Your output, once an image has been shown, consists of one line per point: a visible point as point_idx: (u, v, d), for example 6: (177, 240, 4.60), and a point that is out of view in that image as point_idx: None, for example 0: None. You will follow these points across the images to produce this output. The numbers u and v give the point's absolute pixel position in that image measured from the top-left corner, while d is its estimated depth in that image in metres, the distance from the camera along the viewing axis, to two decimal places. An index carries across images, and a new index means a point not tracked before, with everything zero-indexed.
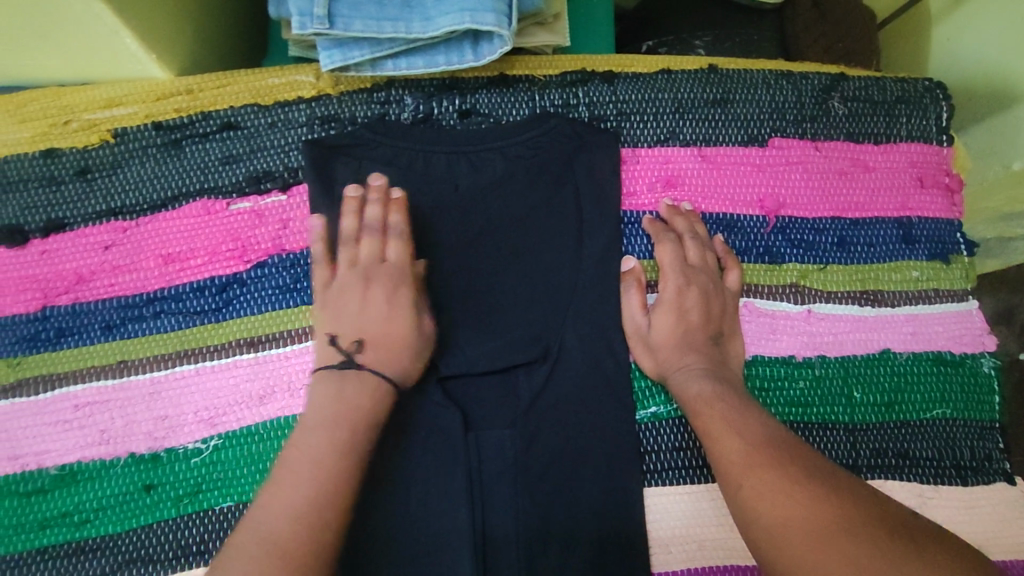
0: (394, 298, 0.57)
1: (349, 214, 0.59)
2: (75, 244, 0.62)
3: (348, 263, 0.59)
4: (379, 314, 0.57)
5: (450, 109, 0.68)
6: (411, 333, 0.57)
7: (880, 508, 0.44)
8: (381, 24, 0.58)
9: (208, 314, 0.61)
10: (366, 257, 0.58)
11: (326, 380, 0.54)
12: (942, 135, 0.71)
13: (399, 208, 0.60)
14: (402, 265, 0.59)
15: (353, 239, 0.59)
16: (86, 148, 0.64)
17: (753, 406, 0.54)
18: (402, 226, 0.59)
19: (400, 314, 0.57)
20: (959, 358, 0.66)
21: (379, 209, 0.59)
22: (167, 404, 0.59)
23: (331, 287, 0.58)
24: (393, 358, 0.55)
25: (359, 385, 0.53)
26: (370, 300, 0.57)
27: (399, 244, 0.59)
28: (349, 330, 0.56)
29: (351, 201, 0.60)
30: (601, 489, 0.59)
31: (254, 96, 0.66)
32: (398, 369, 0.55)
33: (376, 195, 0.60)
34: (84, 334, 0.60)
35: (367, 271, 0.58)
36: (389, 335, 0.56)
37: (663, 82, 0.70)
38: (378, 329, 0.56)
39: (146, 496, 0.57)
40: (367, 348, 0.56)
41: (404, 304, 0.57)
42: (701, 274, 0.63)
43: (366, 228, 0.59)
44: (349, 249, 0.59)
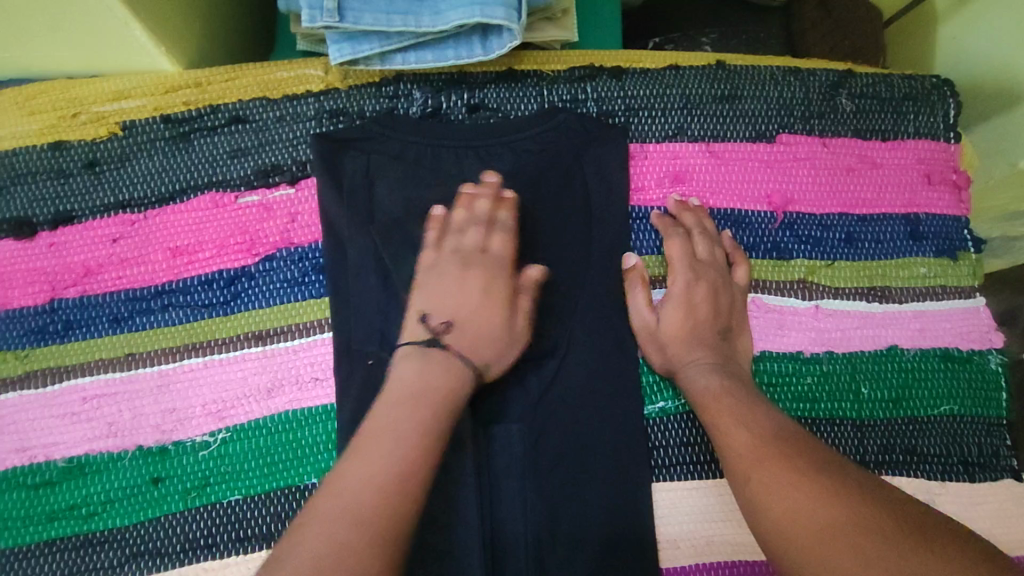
0: (491, 289, 0.58)
1: (462, 206, 0.60)
2: (83, 237, 0.62)
3: (451, 250, 0.59)
4: (473, 301, 0.57)
5: (458, 103, 0.68)
6: (503, 326, 0.57)
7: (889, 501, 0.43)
8: (391, 18, 0.58)
9: (216, 308, 0.61)
10: (469, 246, 0.59)
11: (415, 355, 0.53)
12: (949, 132, 0.71)
13: (509, 207, 0.61)
14: (502, 259, 0.60)
15: (459, 229, 0.60)
16: (95, 141, 0.64)
17: (762, 401, 0.54)
18: (509, 223, 0.61)
19: (495, 306, 0.57)
20: (967, 355, 0.66)
21: (489, 203, 0.60)
22: (175, 397, 0.59)
23: (428, 269, 0.58)
24: (483, 346, 0.56)
25: (448, 362, 0.53)
26: (467, 286, 0.57)
27: (503, 238, 0.60)
28: (443, 310, 0.56)
29: (464, 195, 0.61)
30: (609, 484, 0.59)
31: (263, 90, 0.66)
32: (487, 355, 0.56)
33: (488, 190, 0.61)
34: (92, 327, 0.60)
35: (469, 258, 0.59)
36: (481, 323, 0.56)
37: (671, 78, 0.70)
38: (472, 316, 0.56)
39: (154, 489, 0.57)
40: (456, 330, 0.55)
41: (500, 296, 0.58)
42: (710, 269, 0.63)
43: (477, 220, 0.60)
44: (454, 238, 0.60)
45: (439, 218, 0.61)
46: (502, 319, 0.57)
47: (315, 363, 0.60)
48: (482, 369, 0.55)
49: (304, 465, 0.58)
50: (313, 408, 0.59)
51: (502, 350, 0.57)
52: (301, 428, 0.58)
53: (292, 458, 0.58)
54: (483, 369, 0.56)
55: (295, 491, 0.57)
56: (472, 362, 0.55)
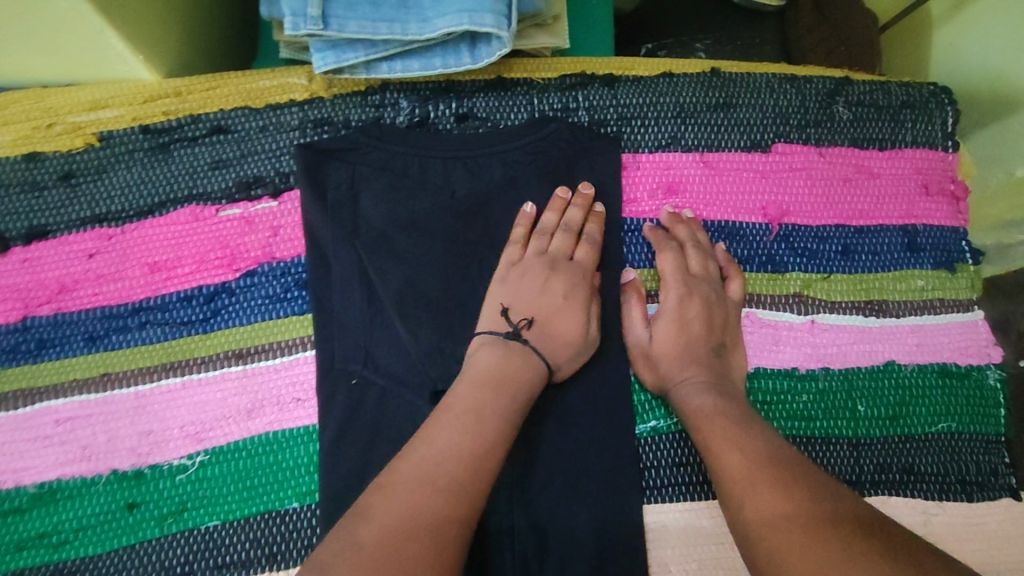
0: (574, 294, 0.59)
1: (553, 210, 0.62)
2: (58, 252, 0.60)
3: (538, 252, 0.61)
4: (555, 304, 0.58)
5: (447, 112, 0.66)
6: (580, 331, 0.58)
7: (889, 531, 0.42)
8: (377, 25, 0.56)
9: (196, 326, 0.59)
10: (557, 250, 0.61)
11: (493, 344, 0.54)
12: (948, 141, 0.70)
13: (597, 218, 0.63)
14: (585, 268, 0.61)
15: (548, 232, 0.61)
16: (71, 152, 0.62)
17: (757, 422, 0.53)
18: (595, 235, 0.62)
19: (575, 310, 0.58)
20: (965, 370, 0.65)
21: (578, 213, 0.62)
22: (152, 419, 0.57)
23: (513, 267, 0.60)
24: (559, 347, 0.57)
25: (526, 359, 0.54)
26: (552, 287, 0.59)
27: (589, 250, 0.62)
28: (522, 307, 0.57)
29: (555, 199, 0.62)
30: (601, 507, 0.58)
31: (245, 99, 0.64)
32: (562, 356, 0.57)
33: (578, 199, 0.63)
34: (67, 346, 0.58)
35: (555, 263, 0.60)
36: (562, 327, 0.57)
37: (664, 86, 0.68)
38: (553, 318, 0.58)
39: (129, 515, 0.55)
40: (535, 328, 0.57)
41: (581, 302, 0.59)
42: (703, 283, 0.61)
43: (566, 227, 0.62)
44: (541, 239, 0.61)
45: (526, 216, 0.62)
46: (580, 327, 0.58)
47: (297, 383, 0.59)
48: (553, 369, 0.57)
49: (284, 488, 0.56)
50: (295, 430, 0.58)
51: (574, 355, 0.58)
52: (282, 450, 0.57)
53: (272, 481, 0.57)
54: (555, 369, 0.57)
55: (275, 516, 0.56)
56: (547, 359, 0.56)
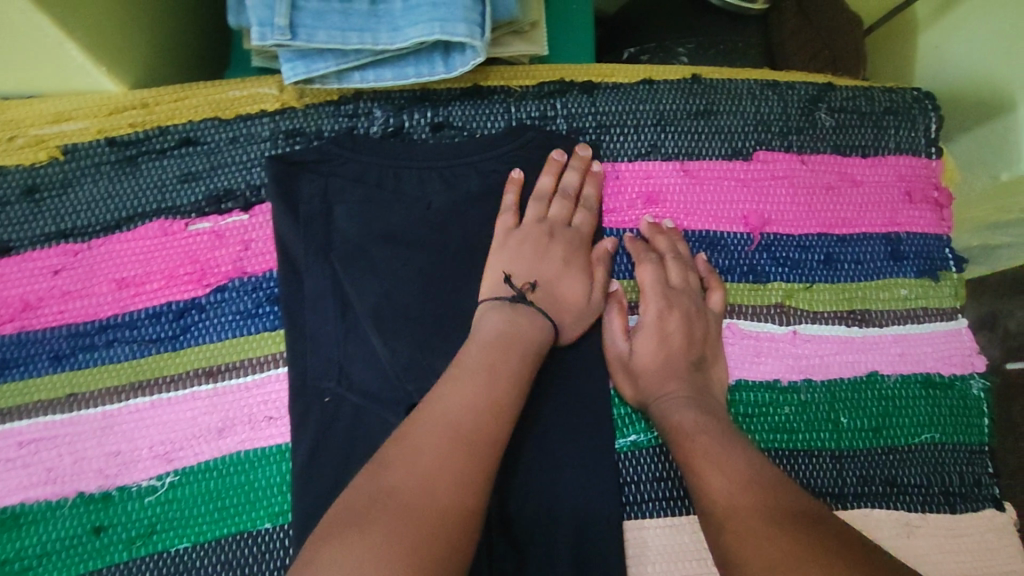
0: (573, 259, 0.60)
1: (550, 174, 0.63)
2: (22, 269, 0.59)
3: (536, 217, 0.61)
4: (556, 268, 0.59)
5: (422, 122, 0.65)
6: (582, 294, 0.59)
7: (869, 553, 0.41)
8: (347, 35, 0.55)
9: (164, 343, 0.58)
10: (556, 216, 0.61)
11: (499, 307, 0.55)
12: (931, 147, 0.69)
13: (594, 182, 0.64)
14: (584, 234, 0.62)
15: (545, 198, 0.62)
16: (34, 166, 0.60)
17: (737, 439, 0.52)
18: (592, 201, 0.63)
19: (576, 275, 0.59)
20: (948, 380, 0.64)
21: (577, 177, 0.63)
22: (119, 439, 0.56)
23: (511, 233, 0.60)
24: (562, 310, 0.58)
25: (534, 318, 0.55)
26: (555, 251, 0.59)
27: (586, 215, 0.63)
28: (526, 271, 0.58)
29: (552, 162, 0.63)
30: (579, 526, 0.57)
31: (214, 110, 0.63)
32: (567, 318, 0.58)
33: (577, 163, 0.63)
34: (31, 366, 0.57)
35: (554, 228, 0.61)
36: (565, 289, 0.58)
37: (644, 94, 0.67)
38: (557, 281, 0.58)
39: (96, 539, 0.54)
40: (541, 291, 0.57)
41: (580, 267, 0.60)
42: (684, 296, 0.60)
43: (564, 192, 0.62)
44: (539, 205, 0.61)
45: (516, 181, 0.62)
46: (582, 290, 0.59)
47: (269, 401, 0.57)
48: (559, 331, 0.57)
49: (257, 509, 0.55)
50: (267, 448, 0.56)
51: (578, 318, 0.58)
52: (254, 470, 0.56)
53: (244, 502, 0.55)
54: (560, 332, 0.57)
55: (246, 537, 0.54)
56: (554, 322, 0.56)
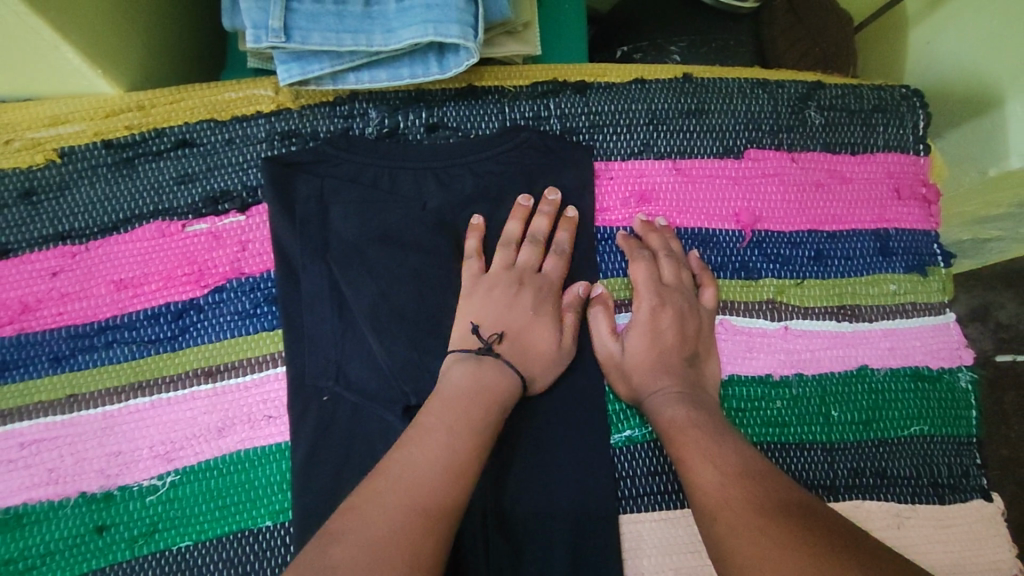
0: (541, 307, 0.60)
1: (516, 220, 0.62)
2: (20, 271, 0.59)
3: (505, 264, 0.60)
4: (524, 319, 0.59)
5: (417, 122, 0.65)
6: (551, 343, 0.59)
7: (856, 543, 0.42)
8: (341, 37, 0.56)
9: (164, 343, 0.58)
10: (524, 263, 0.61)
11: (463, 361, 0.55)
12: (920, 144, 0.70)
13: (567, 227, 0.63)
14: (554, 279, 0.61)
15: (513, 244, 0.62)
16: (31, 169, 0.61)
17: (729, 433, 0.53)
18: (565, 245, 0.62)
19: (545, 325, 0.59)
20: (937, 373, 0.65)
21: (547, 222, 0.62)
22: (121, 439, 0.56)
23: (480, 279, 0.60)
24: (530, 360, 0.57)
25: (499, 372, 0.54)
26: (522, 301, 0.59)
27: (557, 260, 0.62)
28: (494, 320, 0.57)
29: (517, 207, 0.62)
30: (575, 520, 0.58)
31: (211, 112, 0.63)
32: (536, 368, 0.57)
33: (546, 207, 0.63)
34: (31, 367, 0.57)
35: (523, 276, 0.60)
36: (532, 339, 0.58)
37: (636, 93, 0.68)
38: (524, 332, 0.58)
39: (98, 538, 0.55)
40: (508, 342, 0.57)
41: (548, 317, 0.60)
42: (676, 293, 0.61)
43: (534, 237, 0.62)
44: (508, 250, 0.61)
45: (477, 228, 0.61)
46: (551, 338, 0.59)
47: (268, 400, 0.58)
48: (527, 383, 0.57)
49: (257, 506, 0.56)
50: (267, 447, 0.57)
51: (548, 368, 0.58)
52: (254, 469, 0.56)
53: (244, 500, 0.56)
54: (528, 383, 0.57)
55: (248, 535, 0.55)
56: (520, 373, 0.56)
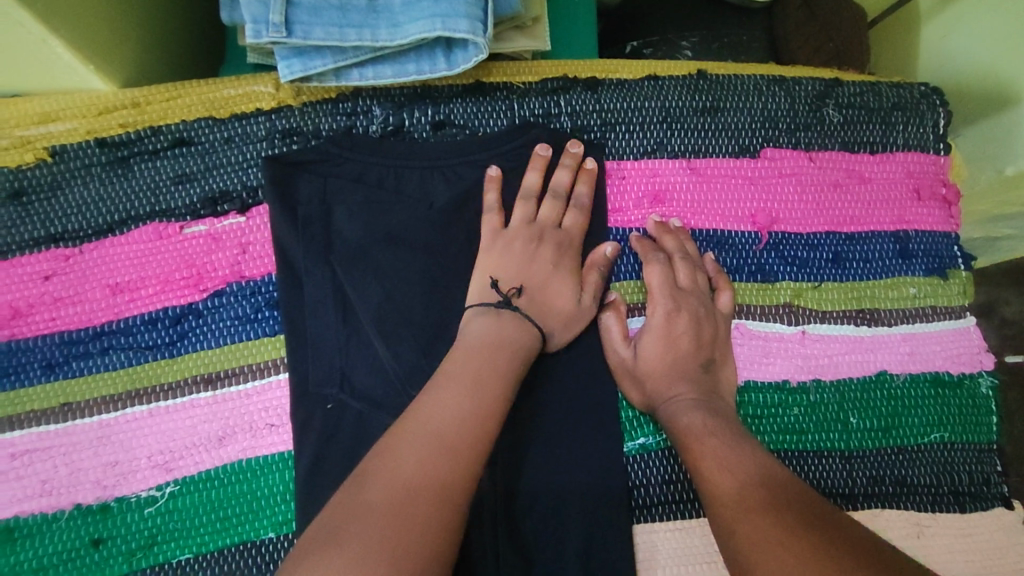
0: (562, 262, 0.59)
1: (536, 171, 0.61)
2: (11, 275, 0.57)
3: (524, 218, 0.60)
4: (545, 274, 0.58)
5: (423, 120, 0.63)
6: (572, 299, 0.58)
7: (881, 555, 0.40)
8: (345, 32, 0.53)
9: (161, 350, 0.56)
10: (544, 219, 0.60)
11: (484, 313, 0.54)
12: (939, 143, 0.68)
13: (588, 179, 0.62)
14: (575, 235, 0.61)
15: (532, 197, 0.61)
16: (21, 168, 0.58)
17: (748, 441, 0.51)
18: (585, 199, 0.62)
19: (566, 281, 0.58)
20: (958, 379, 0.63)
21: (568, 175, 0.61)
22: (117, 449, 0.54)
23: (499, 234, 0.58)
24: (550, 313, 0.57)
25: (523, 323, 0.54)
26: (542, 254, 0.58)
27: (576, 215, 0.61)
28: (515, 273, 0.57)
29: (538, 158, 0.61)
30: (587, 531, 0.56)
31: (209, 109, 0.61)
32: (557, 322, 0.57)
33: (568, 160, 0.62)
34: (24, 375, 0.55)
35: (544, 231, 0.59)
36: (554, 293, 0.57)
37: (649, 90, 0.66)
38: (545, 285, 0.57)
39: (95, 552, 0.53)
40: (529, 295, 0.56)
41: (569, 273, 0.59)
42: (692, 297, 0.59)
43: (553, 191, 0.61)
44: (527, 205, 0.60)
45: (495, 179, 0.60)
46: (573, 294, 0.58)
47: (270, 408, 0.56)
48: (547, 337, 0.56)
49: (260, 518, 0.54)
50: (270, 456, 0.55)
51: (568, 324, 0.57)
52: (256, 479, 0.54)
53: (246, 511, 0.54)
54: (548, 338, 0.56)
55: (250, 547, 0.53)
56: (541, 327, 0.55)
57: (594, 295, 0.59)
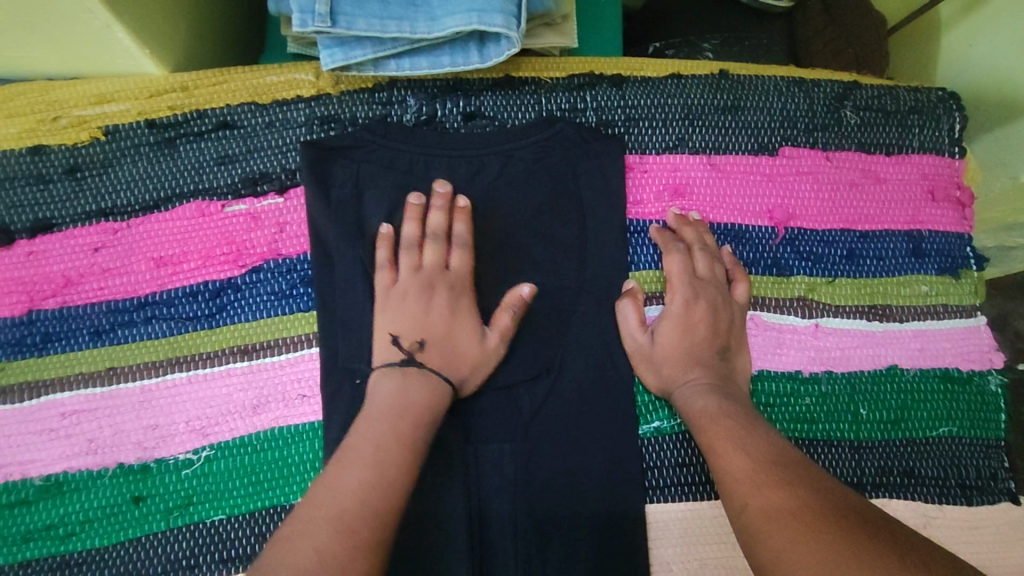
0: (456, 306, 0.58)
1: (412, 221, 0.59)
2: (62, 246, 0.60)
3: (411, 268, 0.58)
4: (443, 322, 0.57)
5: (454, 110, 0.66)
6: (478, 344, 0.57)
7: (887, 526, 0.41)
8: (386, 23, 0.56)
9: (201, 321, 0.59)
10: (430, 265, 0.58)
11: (388, 378, 0.54)
12: (954, 147, 0.70)
13: (464, 216, 0.60)
14: (463, 272, 0.59)
15: (415, 246, 0.59)
16: (77, 146, 0.62)
17: (760, 423, 0.53)
18: (466, 236, 0.60)
19: (464, 323, 0.57)
20: (967, 375, 0.65)
21: (444, 216, 0.59)
22: (157, 413, 0.57)
23: (391, 290, 0.58)
24: (454, 360, 0.56)
25: (431, 380, 0.54)
26: (438, 302, 0.57)
27: (462, 253, 0.59)
28: (413, 329, 0.56)
29: (411, 208, 0.60)
30: (602, 507, 0.58)
31: (252, 95, 0.64)
32: (465, 370, 0.56)
33: (442, 201, 0.60)
34: (72, 340, 0.58)
35: (432, 277, 0.58)
36: (455, 343, 0.57)
37: (673, 88, 0.68)
38: (442, 335, 0.56)
39: (135, 508, 0.55)
40: (430, 349, 0.56)
41: (468, 312, 0.58)
42: (709, 286, 0.61)
43: (432, 235, 0.59)
44: (412, 254, 0.59)
45: (385, 237, 0.59)
46: (476, 338, 0.57)
47: (302, 379, 0.58)
48: (459, 387, 0.56)
49: (289, 484, 0.56)
50: (300, 425, 0.57)
51: (479, 368, 0.57)
52: (287, 446, 0.57)
53: (277, 477, 0.56)
54: (461, 386, 0.57)
55: (279, 511, 0.56)
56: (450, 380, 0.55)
57: (499, 335, 0.58)
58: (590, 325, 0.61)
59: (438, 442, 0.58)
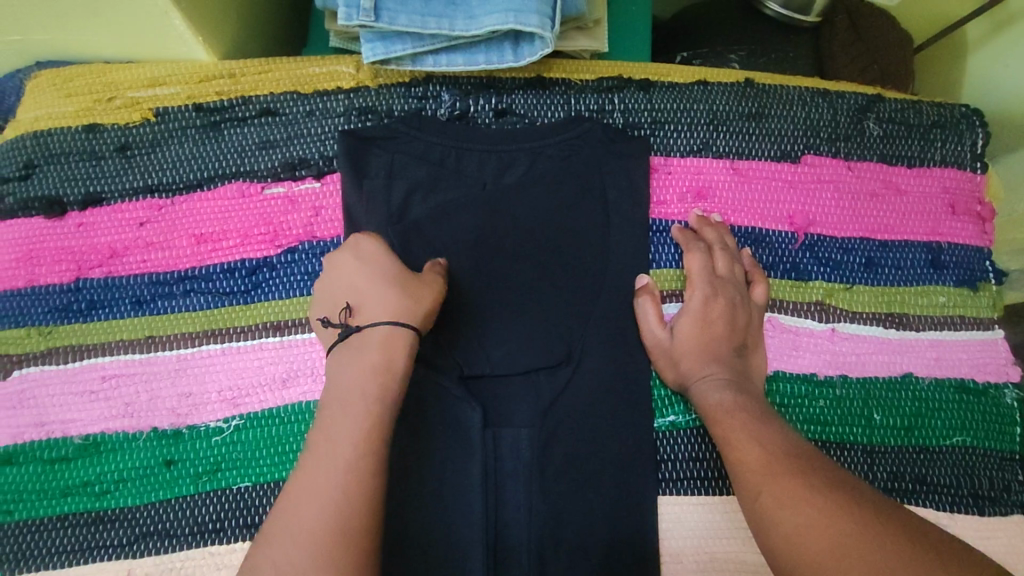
0: (362, 254, 0.53)
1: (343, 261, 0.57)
2: (110, 219, 0.63)
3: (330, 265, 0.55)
4: (357, 272, 0.52)
5: (487, 107, 0.68)
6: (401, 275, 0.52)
7: (899, 516, 0.42)
8: (426, 20, 0.59)
9: (237, 296, 0.62)
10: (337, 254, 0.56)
11: (343, 359, 0.49)
12: (976, 162, 0.71)
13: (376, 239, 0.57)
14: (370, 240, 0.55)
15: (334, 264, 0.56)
16: (128, 125, 0.65)
17: (775, 418, 0.54)
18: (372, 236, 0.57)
19: (377, 263, 0.52)
20: (982, 387, 0.65)
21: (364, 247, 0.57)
22: (191, 381, 0.60)
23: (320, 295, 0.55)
24: (387, 295, 0.50)
25: (377, 336, 0.48)
26: (364, 258, 0.53)
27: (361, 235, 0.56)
28: (342, 301, 0.52)
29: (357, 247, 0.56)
30: (615, 496, 0.59)
31: (295, 84, 0.67)
32: (407, 303, 0.50)
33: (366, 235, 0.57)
34: (115, 308, 0.61)
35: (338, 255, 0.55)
36: (387, 294, 0.50)
37: (699, 94, 0.70)
38: (371, 291, 0.51)
39: (166, 471, 0.58)
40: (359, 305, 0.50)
41: (376, 254, 0.53)
42: (728, 285, 0.63)
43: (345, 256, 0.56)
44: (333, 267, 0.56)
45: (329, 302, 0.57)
46: (393, 268, 0.52)
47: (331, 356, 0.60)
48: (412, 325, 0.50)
49: None
50: None
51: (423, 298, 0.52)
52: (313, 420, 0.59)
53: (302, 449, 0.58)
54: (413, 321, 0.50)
55: None
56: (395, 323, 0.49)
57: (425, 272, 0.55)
58: (611, 319, 0.63)
59: (458, 424, 0.59)
